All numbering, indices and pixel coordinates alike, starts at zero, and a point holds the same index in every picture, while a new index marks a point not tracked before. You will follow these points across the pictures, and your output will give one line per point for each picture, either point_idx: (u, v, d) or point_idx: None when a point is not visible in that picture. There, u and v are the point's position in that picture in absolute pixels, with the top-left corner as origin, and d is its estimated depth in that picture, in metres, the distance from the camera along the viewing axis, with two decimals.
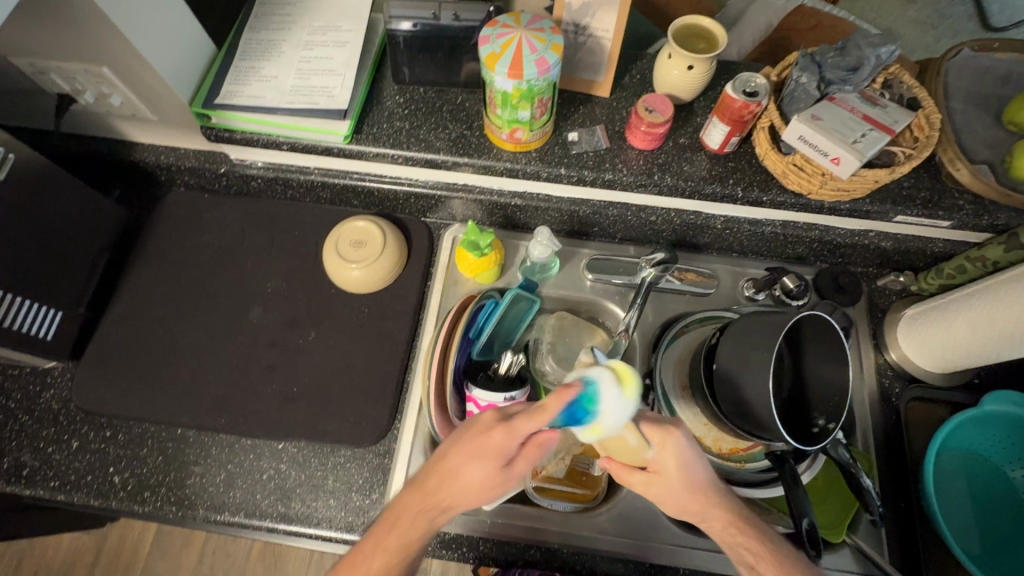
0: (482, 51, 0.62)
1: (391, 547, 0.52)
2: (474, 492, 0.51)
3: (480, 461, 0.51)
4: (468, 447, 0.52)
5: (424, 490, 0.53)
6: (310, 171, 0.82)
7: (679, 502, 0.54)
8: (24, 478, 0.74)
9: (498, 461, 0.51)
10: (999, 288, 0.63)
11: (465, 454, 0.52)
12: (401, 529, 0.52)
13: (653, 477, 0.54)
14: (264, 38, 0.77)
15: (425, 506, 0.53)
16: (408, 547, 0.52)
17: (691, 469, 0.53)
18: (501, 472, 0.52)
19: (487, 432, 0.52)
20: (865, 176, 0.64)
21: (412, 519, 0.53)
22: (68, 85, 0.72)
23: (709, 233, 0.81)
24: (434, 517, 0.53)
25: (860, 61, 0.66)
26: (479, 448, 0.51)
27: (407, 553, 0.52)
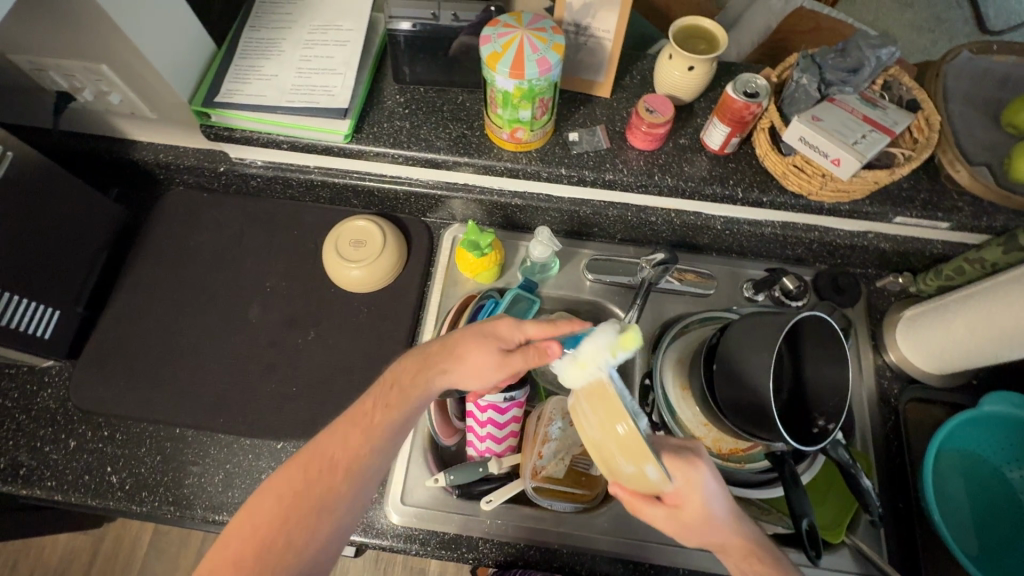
0: (484, 51, 0.62)
1: (392, 404, 0.52)
2: (476, 372, 0.53)
3: (484, 343, 0.53)
4: (477, 330, 0.55)
5: (427, 359, 0.54)
6: (310, 170, 0.82)
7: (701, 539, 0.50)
8: (21, 477, 0.73)
9: (496, 344, 0.53)
10: (998, 289, 0.63)
11: (471, 335, 0.55)
12: (398, 387, 0.53)
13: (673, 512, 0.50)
14: (264, 37, 0.77)
15: (428, 375, 0.53)
16: (409, 406, 0.52)
17: (712, 502, 0.49)
18: (502, 359, 0.53)
19: (499, 322, 0.55)
20: (865, 178, 0.64)
21: (413, 382, 0.53)
22: (66, 83, 0.72)
23: (708, 234, 0.81)
24: (434, 381, 0.53)
25: (861, 63, 0.67)
26: (487, 334, 0.54)
27: (405, 410, 0.52)
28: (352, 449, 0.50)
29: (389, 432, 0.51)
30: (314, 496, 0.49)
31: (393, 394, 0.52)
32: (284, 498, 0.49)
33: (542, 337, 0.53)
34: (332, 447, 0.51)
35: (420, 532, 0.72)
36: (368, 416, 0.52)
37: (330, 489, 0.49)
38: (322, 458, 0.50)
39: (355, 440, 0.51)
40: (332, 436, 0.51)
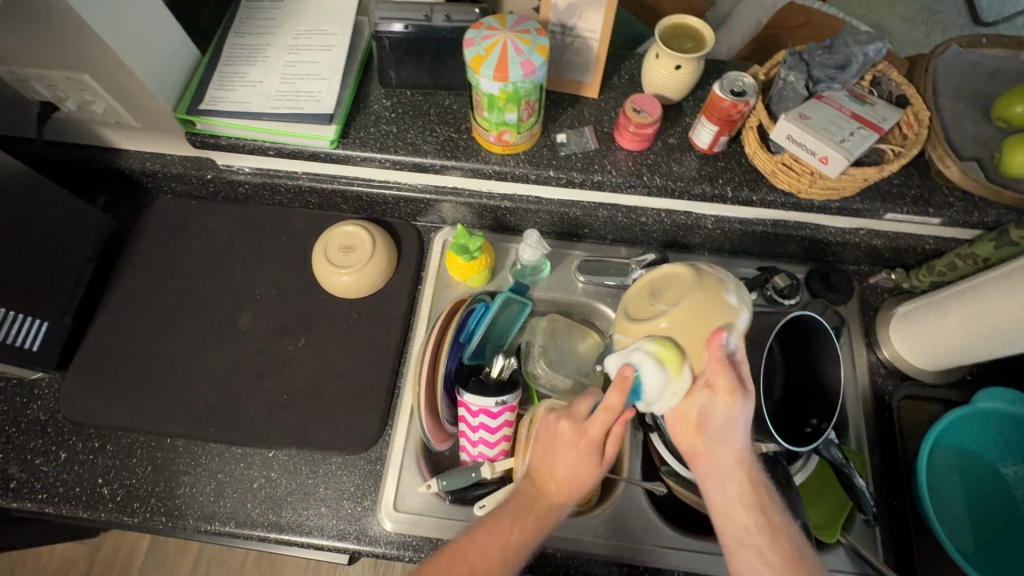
0: (467, 54, 0.61)
1: (524, 526, 0.53)
2: (579, 479, 0.53)
3: (567, 443, 0.54)
4: (552, 434, 0.56)
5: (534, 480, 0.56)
6: (297, 176, 0.82)
7: (728, 472, 0.49)
8: (12, 491, 0.73)
9: (569, 445, 0.54)
10: (990, 286, 0.63)
11: (545, 442, 0.56)
12: (532, 510, 0.54)
13: (732, 421, 0.49)
14: (249, 42, 0.76)
15: (544, 492, 0.55)
16: (540, 528, 0.53)
17: (733, 432, 0.49)
18: (596, 455, 0.53)
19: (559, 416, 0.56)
20: (854, 175, 0.64)
21: (539, 506, 0.54)
22: (50, 93, 0.71)
23: (699, 233, 0.81)
24: (559, 504, 0.54)
25: (848, 59, 0.66)
26: (568, 437, 0.54)
27: (534, 534, 0.53)
28: (489, 562, 0.51)
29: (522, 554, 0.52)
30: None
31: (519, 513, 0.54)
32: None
33: (617, 425, 0.52)
34: (466, 557, 0.52)
35: (413, 539, 0.71)
36: (498, 537, 0.53)
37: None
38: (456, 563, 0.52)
39: (484, 555, 0.52)
40: (468, 544, 0.53)
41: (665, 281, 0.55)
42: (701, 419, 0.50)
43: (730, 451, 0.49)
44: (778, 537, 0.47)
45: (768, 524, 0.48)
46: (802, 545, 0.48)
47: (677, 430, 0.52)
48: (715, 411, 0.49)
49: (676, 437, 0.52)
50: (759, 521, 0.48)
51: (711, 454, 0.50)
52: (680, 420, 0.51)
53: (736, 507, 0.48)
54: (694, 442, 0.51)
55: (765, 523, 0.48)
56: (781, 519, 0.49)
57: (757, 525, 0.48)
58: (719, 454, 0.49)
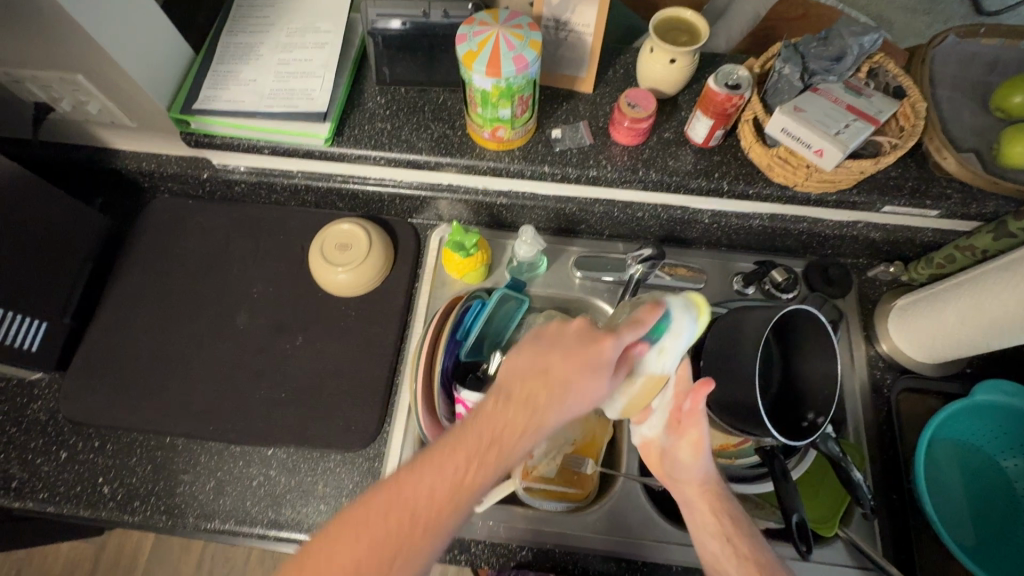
0: (459, 50, 0.61)
1: (493, 455, 0.43)
2: (569, 401, 0.46)
3: (583, 364, 0.47)
4: (561, 350, 0.47)
5: (520, 402, 0.45)
6: (293, 174, 0.82)
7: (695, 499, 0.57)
8: (13, 490, 0.74)
9: (572, 367, 0.46)
10: (989, 279, 0.62)
11: (538, 357, 0.47)
12: (501, 440, 0.44)
13: (692, 463, 0.57)
14: (242, 41, 0.76)
15: (526, 419, 0.45)
16: (508, 458, 0.44)
17: (699, 470, 0.58)
18: (602, 380, 0.47)
19: (573, 330, 0.49)
20: (850, 168, 0.63)
21: (513, 430, 0.44)
22: (44, 94, 0.71)
23: (696, 228, 0.81)
24: (539, 431, 0.45)
25: (844, 51, 0.66)
26: (579, 355, 0.47)
27: (501, 467, 0.44)
28: (440, 501, 0.42)
29: (483, 490, 0.43)
30: (390, 551, 0.41)
31: (486, 441, 0.43)
32: (360, 544, 0.41)
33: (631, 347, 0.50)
34: (415, 493, 0.42)
35: None
36: (455, 470, 0.42)
37: (410, 542, 0.41)
38: (400, 497, 0.42)
39: (439, 491, 0.42)
40: (418, 478, 0.42)
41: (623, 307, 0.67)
42: (665, 459, 0.60)
43: (695, 484, 0.57)
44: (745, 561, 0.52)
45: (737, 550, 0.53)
46: (772, 563, 0.52)
47: (653, 465, 0.62)
48: (676, 453, 0.58)
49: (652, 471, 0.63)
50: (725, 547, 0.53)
51: (677, 485, 0.59)
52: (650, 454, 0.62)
53: (706, 532, 0.55)
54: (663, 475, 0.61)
55: (730, 547, 0.53)
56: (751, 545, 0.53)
57: (726, 548, 0.53)
58: (684, 486, 0.58)
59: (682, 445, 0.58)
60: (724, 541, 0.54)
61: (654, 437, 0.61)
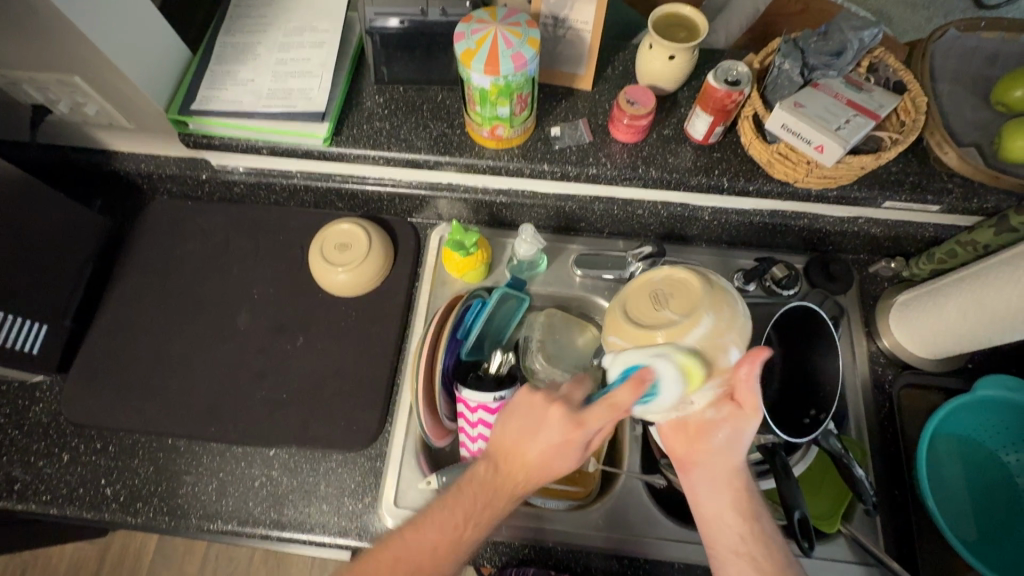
0: (457, 48, 0.61)
1: (477, 516, 0.53)
2: (550, 466, 0.53)
3: (548, 434, 0.53)
4: (531, 422, 0.54)
5: (498, 472, 0.54)
6: (292, 174, 0.81)
7: (725, 480, 0.53)
8: (16, 493, 0.74)
9: (551, 437, 0.52)
10: (990, 273, 0.62)
11: (520, 427, 0.54)
12: (490, 502, 0.53)
13: (736, 438, 0.52)
14: (239, 41, 0.76)
15: (500, 486, 0.54)
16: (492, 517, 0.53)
17: (736, 449, 0.52)
18: (569, 447, 0.52)
19: (536, 404, 0.54)
20: (850, 164, 0.63)
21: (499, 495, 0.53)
22: (42, 96, 0.71)
23: (697, 225, 0.80)
24: (516, 494, 0.54)
25: (843, 46, 0.65)
26: (554, 432, 0.52)
27: (485, 524, 0.53)
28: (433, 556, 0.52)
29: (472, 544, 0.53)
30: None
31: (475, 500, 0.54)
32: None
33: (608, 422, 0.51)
34: (411, 550, 0.52)
35: None
36: (451, 527, 0.53)
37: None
38: (400, 554, 0.52)
39: (432, 547, 0.52)
40: (415, 537, 0.53)
41: (666, 287, 0.53)
42: (706, 431, 0.52)
43: (730, 463, 0.52)
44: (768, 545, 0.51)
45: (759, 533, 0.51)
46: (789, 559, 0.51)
47: (676, 437, 0.54)
48: (724, 426, 0.51)
49: (673, 444, 0.54)
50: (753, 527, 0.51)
51: (710, 463, 0.53)
52: (685, 425, 0.52)
53: (731, 514, 0.52)
54: (690, 450, 0.53)
55: (754, 527, 0.51)
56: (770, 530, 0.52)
57: (749, 535, 0.51)
58: (720, 464, 0.52)
59: (731, 418, 0.51)
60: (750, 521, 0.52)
61: (697, 408, 0.51)
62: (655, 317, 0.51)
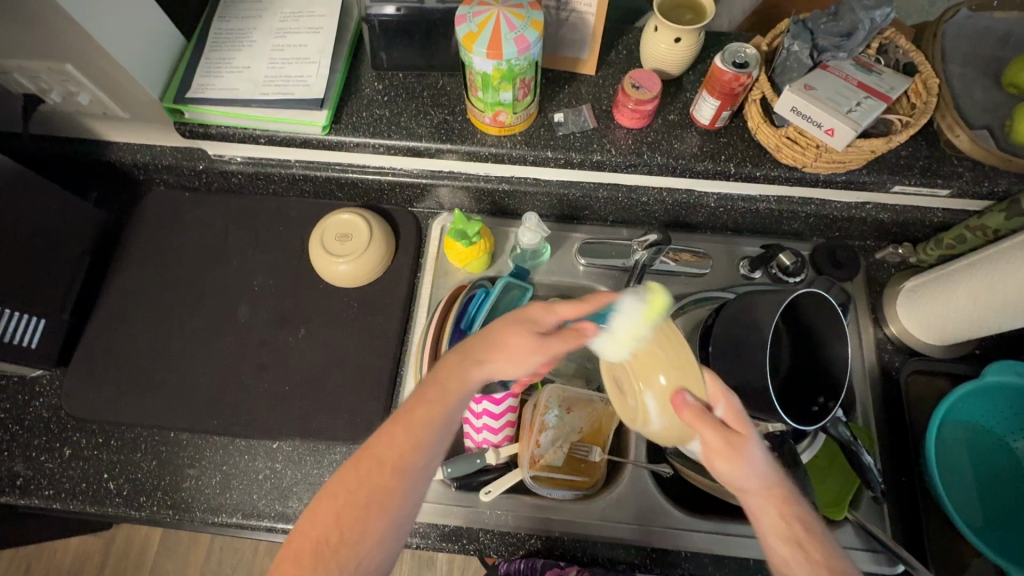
0: (459, 31, 0.59)
1: (440, 402, 0.48)
2: (509, 347, 0.49)
3: (519, 332, 0.49)
4: (507, 324, 0.50)
5: (461, 358, 0.49)
6: (290, 164, 0.80)
7: (759, 513, 0.44)
8: (18, 488, 0.73)
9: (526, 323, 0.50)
10: (1002, 258, 0.61)
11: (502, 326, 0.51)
12: (444, 385, 0.48)
13: (741, 472, 0.44)
14: (235, 27, 0.74)
15: (464, 367, 0.49)
16: (456, 400, 0.48)
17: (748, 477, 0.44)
18: (540, 349, 0.49)
19: (528, 314, 0.51)
20: (861, 147, 0.62)
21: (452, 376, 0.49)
22: (33, 85, 0.69)
23: (702, 212, 0.79)
24: (477, 379, 0.49)
25: (854, 26, 0.63)
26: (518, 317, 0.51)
27: (453, 408, 0.48)
28: (406, 448, 0.46)
29: (440, 431, 0.47)
30: (367, 499, 0.45)
31: (435, 387, 0.48)
32: (337, 500, 0.45)
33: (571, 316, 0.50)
34: (382, 448, 0.46)
35: (419, 526, 0.71)
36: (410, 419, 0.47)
37: (384, 485, 0.45)
38: (376, 460, 0.46)
39: (406, 440, 0.46)
40: (382, 436, 0.47)
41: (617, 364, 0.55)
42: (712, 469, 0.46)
43: (750, 493, 0.44)
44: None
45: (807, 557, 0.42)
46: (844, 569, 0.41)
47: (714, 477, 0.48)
48: (716, 461, 0.44)
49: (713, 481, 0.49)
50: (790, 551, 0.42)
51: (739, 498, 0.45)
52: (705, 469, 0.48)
53: (772, 541, 0.43)
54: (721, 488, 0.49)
55: (806, 557, 0.41)
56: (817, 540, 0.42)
57: (796, 559, 0.42)
58: (744, 499, 0.45)
59: (714, 450, 0.44)
60: (794, 547, 0.42)
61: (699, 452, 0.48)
62: (627, 404, 0.53)
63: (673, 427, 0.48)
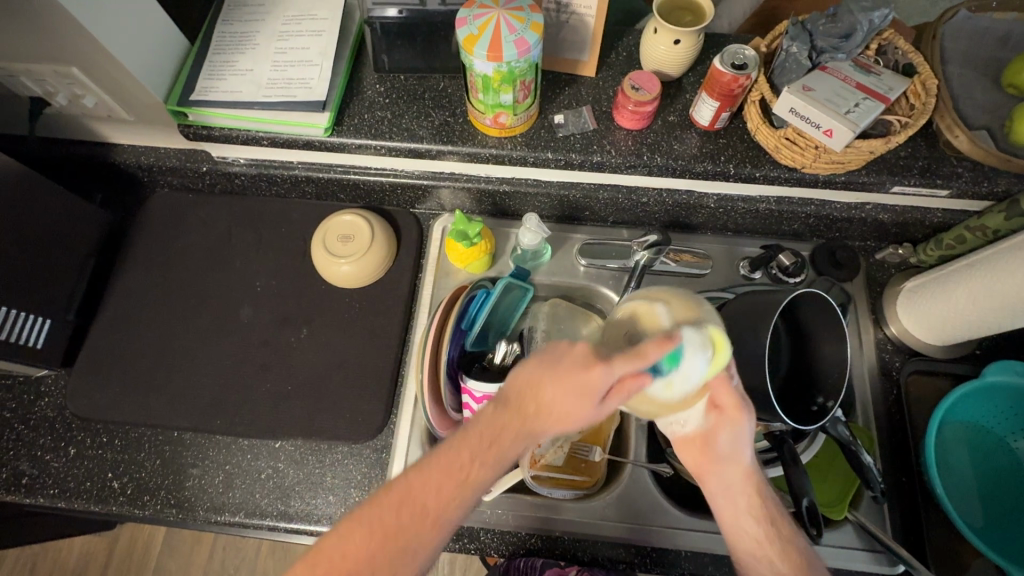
0: (459, 34, 0.60)
1: (484, 461, 0.44)
2: (569, 412, 0.44)
3: (577, 392, 0.43)
4: (558, 376, 0.44)
5: (511, 416, 0.45)
6: (293, 166, 0.81)
7: (737, 485, 0.52)
8: (23, 487, 0.74)
9: (592, 387, 0.43)
10: (1002, 258, 0.61)
11: (562, 381, 0.44)
12: (499, 443, 0.45)
13: (737, 439, 0.51)
14: (238, 30, 0.75)
15: (522, 425, 0.45)
16: (500, 460, 0.45)
17: (740, 451, 0.52)
18: (594, 412, 0.44)
19: (583, 366, 0.44)
20: (860, 148, 0.62)
21: (506, 433, 0.45)
22: (39, 88, 0.70)
23: (702, 213, 0.80)
24: (524, 438, 0.45)
25: (853, 28, 0.64)
26: (573, 371, 0.44)
27: (497, 467, 0.45)
28: (444, 497, 0.44)
29: (480, 489, 0.45)
30: (400, 544, 0.43)
31: (491, 448, 0.45)
32: (373, 539, 0.43)
33: (633, 378, 0.43)
34: (419, 494, 0.44)
35: None
36: (458, 472, 0.44)
37: (419, 537, 0.44)
38: (421, 511, 0.44)
39: (452, 496, 0.44)
40: (420, 482, 0.44)
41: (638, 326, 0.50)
42: (709, 442, 0.52)
43: (739, 466, 0.52)
44: (786, 547, 0.50)
45: (775, 532, 0.50)
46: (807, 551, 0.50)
47: (687, 452, 0.53)
48: (720, 432, 0.51)
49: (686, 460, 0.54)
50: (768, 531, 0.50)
51: (721, 472, 0.52)
52: (689, 443, 0.53)
53: (746, 517, 0.51)
54: (700, 463, 0.53)
55: (777, 534, 0.50)
56: (784, 517, 0.51)
57: (768, 538, 0.50)
58: (730, 469, 0.52)
59: (727, 421, 0.51)
60: (767, 525, 0.51)
61: (690, 425, 0.52)
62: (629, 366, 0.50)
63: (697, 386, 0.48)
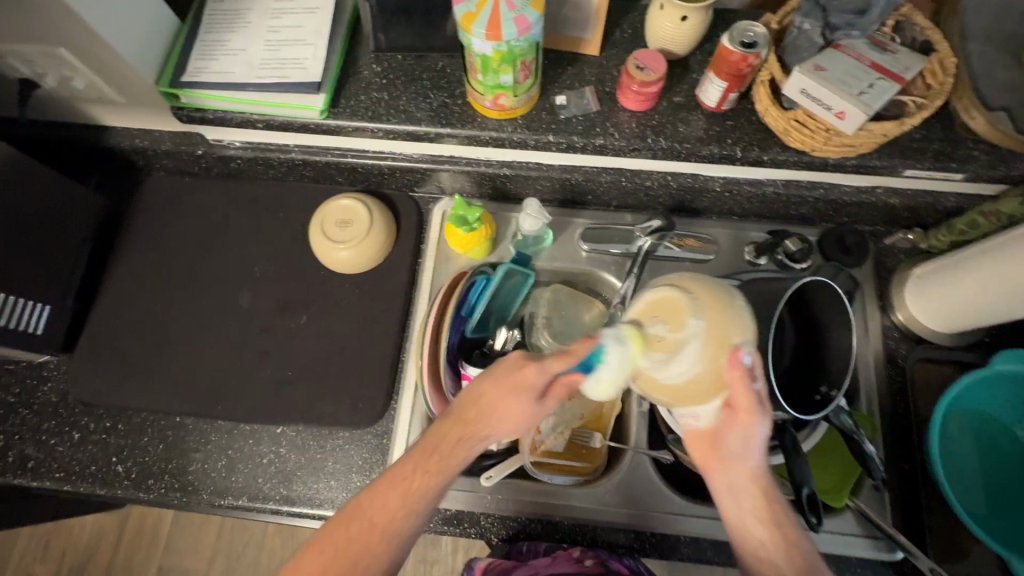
0: (457, 11, 0.57)
1: (430, 470, 0.50)
2: (511, 416, 0.50)
3: (516, 396, 0.50)
4: (499, 385, 0.51)
5: (455, 425, 0.52)
6: (290, 148, 0.79)
7: (746, 486, 0.50)
8: (30, 470, 0.75)
9: (529, 393, 0.50)
10: (1014, 247, 0.60)
11: (499, 389, 0.51)
12: (439, 453, 0.51)
13: (749, 441, 0.49)
14: (230, 7, 0.72)
15: (462, 431, 0.51)
16: (445, 470, 0.50)
17: (752, 452, 0.50)
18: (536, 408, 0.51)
19: (518, 369, 0.51)
20: (872, 131, 0.60)
21: (449, 445, 0.51)
22: (28, 69, 0.68)
23: (708, 197, 0.78)
24: (472, 444, 0.51)
25: (868, 4, 0.61)
26: (506, 381, 0.51)
27: (442, 475, 0.50)
28: (392, 512, 0.49)
29: (428, 497, 0.50)
30: (352, 556, 0.47)
31: (434, 460, 0.50)
32: (325, 554, 0.48)
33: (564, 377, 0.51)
34: (372, 505, 0.49)
35: None
36: (400, 486, 0.49)
37: (370, 548, 0.48)
38: (366, 521, 0.48)
39: (398, 504, 0.49)
40: (373, 498, 0.49)
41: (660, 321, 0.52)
42: (719, 437, 0.50)
43: (747, 468, 0.50)
44: (793, 549, 0.48)
45: (780, 535, 0.49)
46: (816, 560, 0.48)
47: (695, 445, 0.53)
48: (730, 430, 0.50)
49: (693, 453, 0.53)
50: (772, 532, 0.49)
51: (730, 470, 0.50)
52: (697, 437, 0.52)
53: (752, 522, 0.49)
54: (709, 459, 0.51)
55: (782, 539, 0.48)
56: (796, 529, 0.49)
57: (772, 540, 0.49)
58: (737, 469, 0.50)
59: (739, 421, 0.49)
60: (772, 529, 0.49)
61: (702, 419, 0.51)
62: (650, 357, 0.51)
63: (704, 378, 0.49)
